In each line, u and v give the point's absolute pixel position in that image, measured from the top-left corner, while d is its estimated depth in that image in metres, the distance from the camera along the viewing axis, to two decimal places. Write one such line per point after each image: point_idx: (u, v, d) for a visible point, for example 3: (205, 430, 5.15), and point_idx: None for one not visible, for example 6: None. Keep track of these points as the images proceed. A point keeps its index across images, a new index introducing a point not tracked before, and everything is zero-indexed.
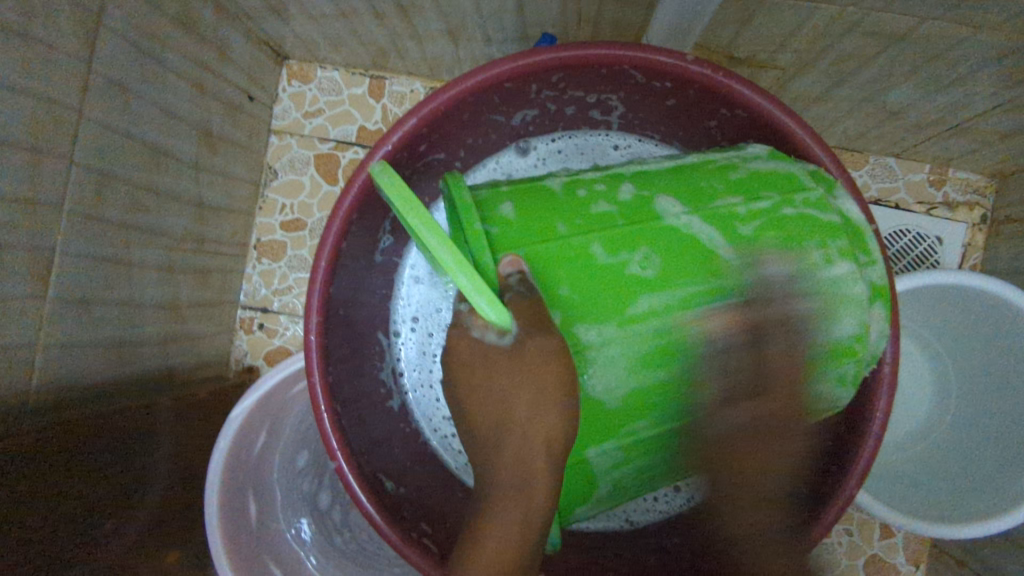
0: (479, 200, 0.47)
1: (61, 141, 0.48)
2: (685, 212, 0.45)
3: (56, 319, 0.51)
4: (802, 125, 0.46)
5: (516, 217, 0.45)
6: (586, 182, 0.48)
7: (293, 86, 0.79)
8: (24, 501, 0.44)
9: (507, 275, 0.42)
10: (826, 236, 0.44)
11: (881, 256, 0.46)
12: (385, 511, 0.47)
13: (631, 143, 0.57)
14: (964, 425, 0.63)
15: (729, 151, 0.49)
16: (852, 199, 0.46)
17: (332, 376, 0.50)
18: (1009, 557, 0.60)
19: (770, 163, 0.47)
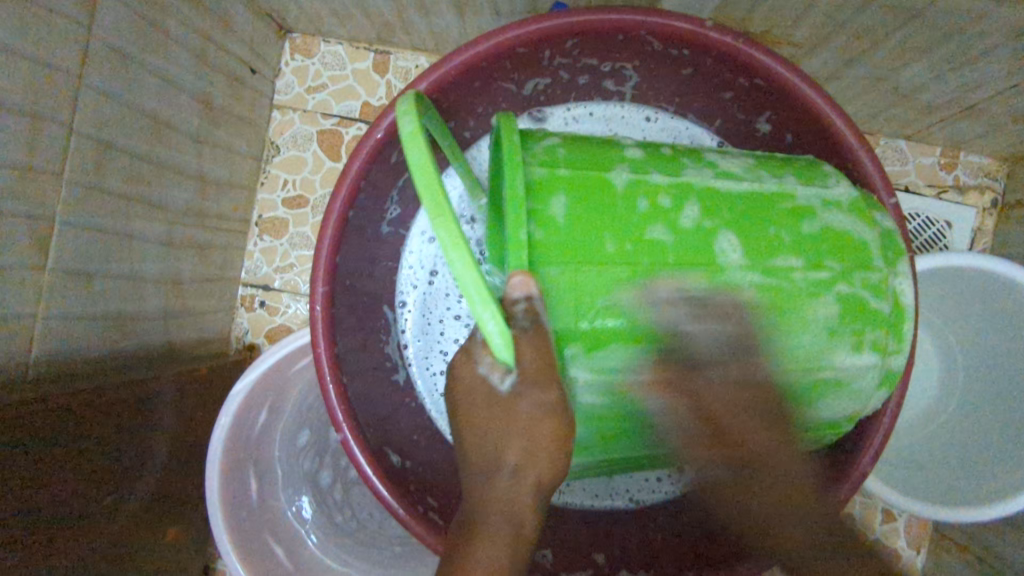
0: (531, 180, 0.41)
1: (61, 108, 0.47)
2: (745, 258, 0.40)
3: (56, 289, 0.50)
4: (869, 156, 0.45)
5: (566, 225, 0.40)
6: (652, 191, 0.42)
7: (295, 60, 0.78)
8: (24, 484, 0.45)
9: (516, 301, 0.37)
10: (877, 321, 0.42)
11: (908, 347, 0.44)
12: (390, 483, 0.47)
13: (660, 117, 0.55)
14: (972, 412, 0.63)
15: (812, 182, 0.44)
16: (910, 279, 0.44)
17: (340, 347, 0.49)
18: (1013, 543, 0.60)
19: (851, 221, 0.43)
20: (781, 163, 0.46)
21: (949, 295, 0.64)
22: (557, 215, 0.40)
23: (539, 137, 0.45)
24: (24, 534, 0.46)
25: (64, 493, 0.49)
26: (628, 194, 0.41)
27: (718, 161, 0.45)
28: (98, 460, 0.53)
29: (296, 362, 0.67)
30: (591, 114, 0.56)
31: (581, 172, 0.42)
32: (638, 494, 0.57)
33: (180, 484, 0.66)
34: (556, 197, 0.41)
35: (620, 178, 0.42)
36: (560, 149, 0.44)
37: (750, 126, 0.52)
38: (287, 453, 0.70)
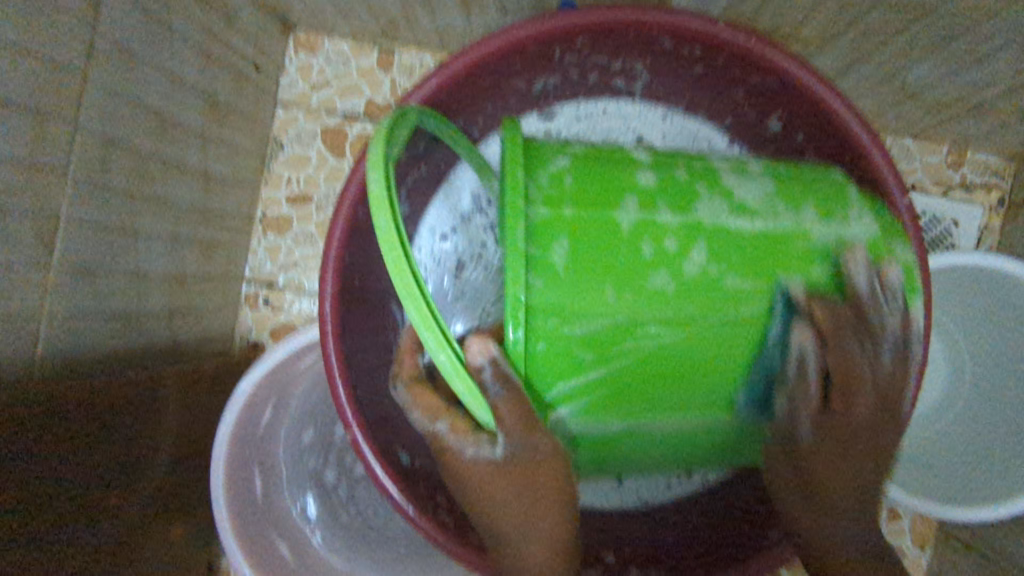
0: (531, 225, 0.39)
1: (66, 105, 0.47)
2: (748, 310, 0.40)
3: (61, 287, 0.50)
4: (880, 149, 0.45)
5: (568, 279, 0.39)
6: (659, 234, 0.40)
7: (299, 57, 0.77)
8: (32, 481, 0.45)
9: (481, 367, 0.36)
10: (880, 374, 0.41)
11: (911, 380, 0.44)
12: (398, 479, 0.47)
13: (674, 118, 0.54)
14: (980, 410, 0.62)
15: (832, 219, 0.42)
16: (920, 315, 0.43)
17: (348, 344, 0.50)
18: (1020, 542, 0.60)
19: (866, 266, 0.41)
20: (804, 183, 0.44)
21: (956, 295, 0.63)
22: (559, 264, 0.39)
23: (545, 163, 0.42)
24: (35, 529, 0.46)
25: (71, 490, 0.49)
26: (634, 241, 0.40)
27: (735, 187, 0.43)
28: (102, 457, 0.53)
29: (301, 360, 0.67)
30: (604, 113, 0.55)
31: (587, 212, 0.40)
32: (645, 493, 0.58)
33: (185, 481, 0.66)
34: (558, 243, 0.39)
35: (629, 220, 0.40)
36: (567, 180, 0.41)
37: (759, 126, 0.52)
38: (292, 450, 0.70)
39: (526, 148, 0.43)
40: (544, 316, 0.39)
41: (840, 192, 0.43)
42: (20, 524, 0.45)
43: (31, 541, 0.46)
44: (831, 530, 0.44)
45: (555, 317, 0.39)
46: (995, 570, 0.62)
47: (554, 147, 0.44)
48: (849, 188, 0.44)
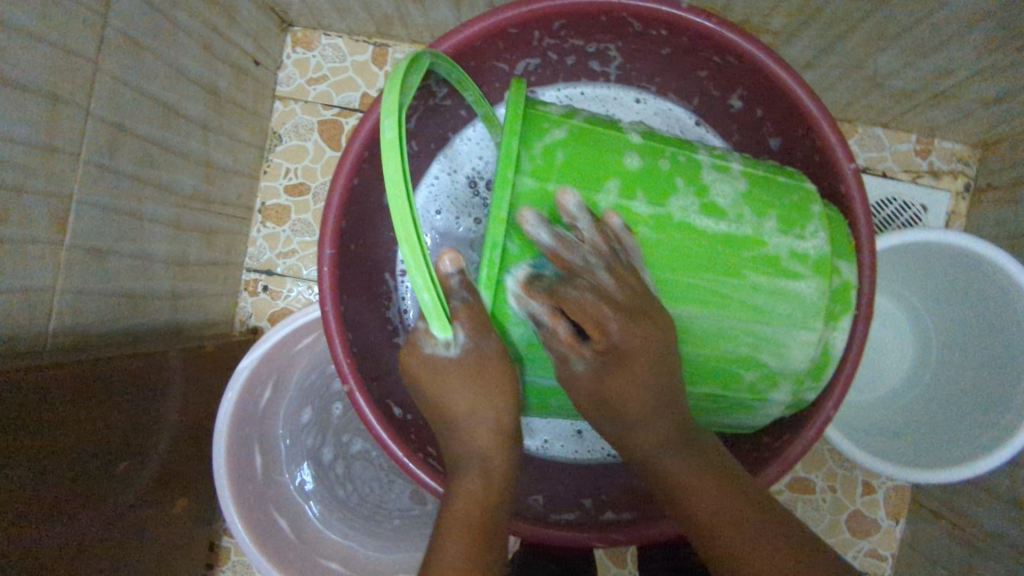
0: (517, 195, 0.43)
1: (79, 91, 0.50)
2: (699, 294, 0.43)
3: (73, 265, 0.53)
4: (851, 169, 0.48)
5: (543, 245, 0.42)
6: (631, 219, 0.43)
7: (297, 52, 0.81)
8: (47, 447, 0.48)
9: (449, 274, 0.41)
10: (800, 376, 0.45)
11: (827, 387, 0.48)
12: (393, 430, 0.49)
13: (648, 100, 0.58)
14: (946, 381, 0.66)
15: (792, 230, 0.45)
16: (846, 335, 0.47)
17: (345, 305, 0.52)
18: (986, 508, 0.63)
19: (810, 282, 0.44)
20: (777, 188, 0.46)
21: (923, 272, 0.67)
22: (535, 234, 0.42)
23: (542, 132, 0.44)
24: (43, 492, 0.49)
25: (80, 454, 0.52)
26: (605, 218, 0.42)
27: (711, 179, 0.45)
28: (111, 426, 0.55)
29: (299, 341, 0.69)
30: (583, 93, 0.59)
31: (572, 185, 0.43)
32: (619, 448, 0.57)
33: (188, 454, 0.68)
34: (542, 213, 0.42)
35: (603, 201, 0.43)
36: (558, 152, 0.43)
37: (724, 103, 0.55)
38: (291, 428, 0.73)
39: (528, 116, 0.44)
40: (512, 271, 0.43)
41: (806, 203, 0.46)
42: (28, 486, 0.47)
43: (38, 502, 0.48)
44: (688, 484, 0.40)
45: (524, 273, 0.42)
46: (965, 536, 0.65)
47: (558, 114, 0.46)
48: (817, 206, 0.46)
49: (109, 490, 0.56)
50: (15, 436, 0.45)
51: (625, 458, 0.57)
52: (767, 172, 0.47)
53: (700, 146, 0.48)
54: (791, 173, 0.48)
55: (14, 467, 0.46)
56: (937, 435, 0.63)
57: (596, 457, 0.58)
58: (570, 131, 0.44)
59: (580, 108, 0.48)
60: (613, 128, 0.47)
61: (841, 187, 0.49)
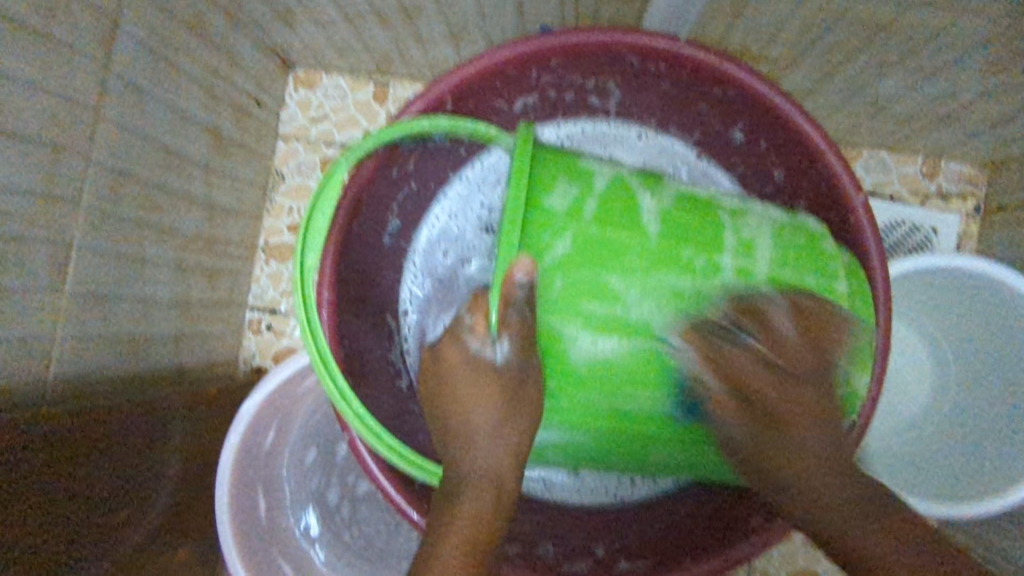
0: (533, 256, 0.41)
1: (79, 139, 0.50)
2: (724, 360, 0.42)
3: (73, 312, 0.52)
4: (860, 202, 0.47)
5: (579, 370, 0.42)
6: (644, 286, 0.42)
7: (299, 93, 0.81)
8: (44, 500, 0.47)
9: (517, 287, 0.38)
10: None
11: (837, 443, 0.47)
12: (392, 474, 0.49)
13: (650, 136, 0.58)
14: (965, 410, 0.64)
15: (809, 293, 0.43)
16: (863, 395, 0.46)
17: (345, 350, 0.51)
18: (1015, 542, 0.61)
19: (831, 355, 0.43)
20: (802, 254, 0.44)
21: (935, 296, 0.65)
22: (568, 360, 0.41)
23: (557, 188, 0.42)
24: (42, 545, 0.47)
25: (78, 505, 0.51)
26: (631, 337, 0.41)
27: (732, 265, 0.43)
28: (112, 474, 0.54)
29: (301, 383, 0.68)
30: (584, 132, 0.58)
31: (589, 308, 0.41)
32: (621, 490, 0.55)
33: (192, 499, 0.67)
34: (568, 333, 0.41)
35: (622, 317, 0.41)
36: (561, 279, 0.41)
37: (724, 136, 0.55)
38: (297, 471, 0.71)
39: (542, 163, 0.43)
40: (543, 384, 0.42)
41: (828, 262, 0.45)
42: (25, 541, 0.46)
43: (36, 558, 0.47)
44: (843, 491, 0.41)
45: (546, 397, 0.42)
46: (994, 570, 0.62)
47: (565, 210, 0.42)
48: (837, 283, 0.45)
49: (111, 541, 0.55)
50: (12, 489, 0.44)
51: (628, 499, 0.55)
52: (793, 238, 0.45)
53: (718, 206, 0.45)
54: (816, 233, 0.46)
55: (12, 522, 0.44)
56: (951, 467, 0.62)
57: (600, 498, 0.55)
58: (576, 244, 0.41)
59: (587, 177, 0.43)
60: (624, 210, 0.43)
61: (846, 209, 0.48)
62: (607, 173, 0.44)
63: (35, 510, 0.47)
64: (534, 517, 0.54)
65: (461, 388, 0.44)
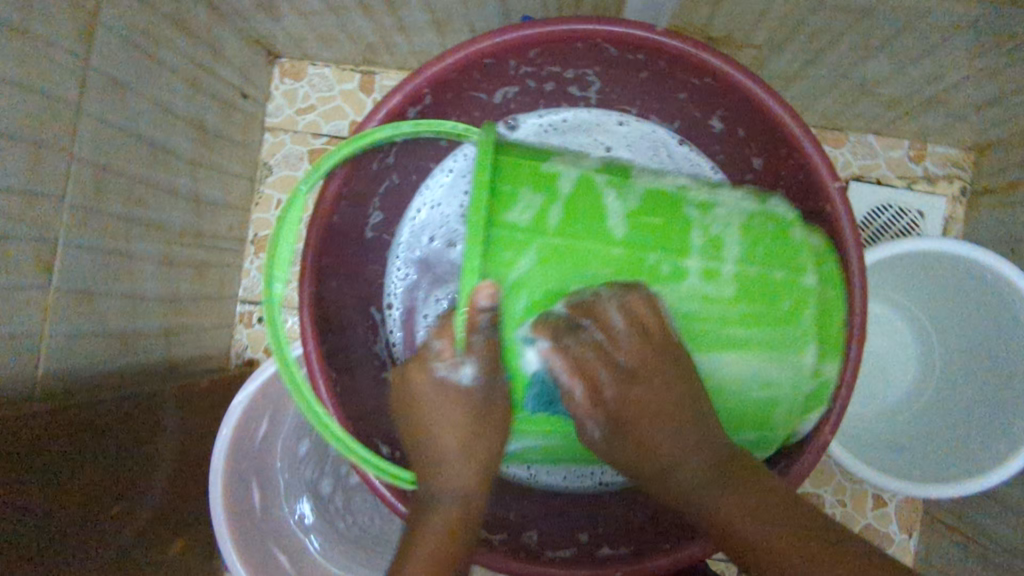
0: (495, 270, 0.42)
1: (61, 135, 0.50)
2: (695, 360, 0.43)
3: (60, 309, 0.53)
4: (838, 187, 0.47)
5: (544, 378, 0.43)
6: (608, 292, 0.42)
7: (284, 83, 0.81)
8: (38, 497, 0.48)
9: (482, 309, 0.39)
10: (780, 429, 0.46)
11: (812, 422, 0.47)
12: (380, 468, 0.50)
13: (630, 122, 0.58)
14: (949, 390, 0.65)
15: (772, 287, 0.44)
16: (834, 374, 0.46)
17: (330, 344, 0.52)
18: (998, 520, 0.62)
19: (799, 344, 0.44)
20: (769, 247, 0.45)
21: (922, 280, 0.65)
22: (529, 369, 0.43)
23: (516, 199, 0.43)
24: (32, 544, 0.47)
25: (68, 502, 0.51)
26: (594, 342, 0.43)
27: (696, 265, 0.44)
28: (102, 470, 0.54)
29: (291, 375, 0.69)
30: (565, 120, 0.58)
31: (553, 320, 0.42)
32: (606, 477, 0.56)
33: (187, 493, 0.68)
34: (535, 346, 0.42)
35: (585, 323, 0.43)
36: (525, 291, 0.42)
37: (706, 124, 0.54)
38: (289, 461, 0.72)
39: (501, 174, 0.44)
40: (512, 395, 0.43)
41: (795, 254, 0.45)
42: (15, 540, 0.46)
43: (29, 554, 0.47)
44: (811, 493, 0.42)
45: (519, 405, 0.44)
46: (977, 549, 0.63)
47: (528, 221, 0.43)
48: (807, 273, 0.45)
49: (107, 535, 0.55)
50: (8, 485, 0.45)
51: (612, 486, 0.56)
52: (760, 229, 0.45)
53: (684, 201, 0.45)
54: (787, 223, 0.46)
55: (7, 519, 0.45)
56: (941, 451, 0.62)
57: (584, 485, 0.56)
58: (538, 258, 0.42)
59: (550, 183, 0.44)
60: (588, 213, 0.44)
61: (822, 189, 0.48)
62: (572, 175, 0.45)
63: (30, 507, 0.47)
64: (518, 503, 0.55)
65: (428, 405, 0.44)
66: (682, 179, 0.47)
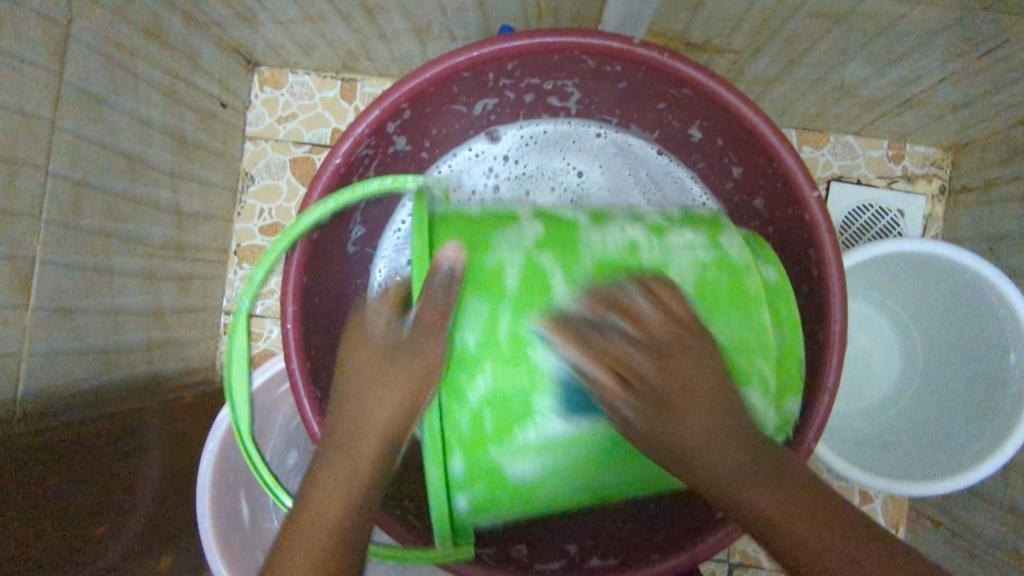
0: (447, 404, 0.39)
1: (36, 152, 0.49)
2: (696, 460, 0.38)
3: (38, 328, 0.52)
4: (812, 194, 0.48)
5: (524, 488, 0.41)
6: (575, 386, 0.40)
7: (264, 92, 0.80)
8: (24, 516, 0.47)
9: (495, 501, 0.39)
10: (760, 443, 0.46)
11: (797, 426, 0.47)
12: None
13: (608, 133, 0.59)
14: (935, 385, 0.65)
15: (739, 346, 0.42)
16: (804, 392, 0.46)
17: (315, 360, 0.51)
18: (981, 515, 0.63)
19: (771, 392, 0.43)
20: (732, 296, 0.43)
21: (901, 279, 0.66)
22: (511, 481, 0.40)
23: (463, 308, 0.40)
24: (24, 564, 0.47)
25: (55, 522, 0.50)
26: (563, 450, 0.40)
27: None
28: (88, 488, 0.54)
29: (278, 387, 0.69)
30: (546, 132, 0.60)
31: (524, 436, 0.39)
32: None
33: (174, 508, 0.67)
34: (508, 460, 0.39)
35: (552, 433, 0.39)
36: (488, 413, 0.39)
37: (684, 133, 0.55)
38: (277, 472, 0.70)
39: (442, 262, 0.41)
40: (457, 496, 0.40)
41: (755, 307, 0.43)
42: (7, 560, 0.45)
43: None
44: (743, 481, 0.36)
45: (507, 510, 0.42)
46: (964, 543, 0.64)
47: (477, 334, 0.40)
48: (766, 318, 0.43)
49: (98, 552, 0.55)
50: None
51: None
52: (715, 279, 0.43)
53: (635, 264, 0.43)
54: (741, 268, 0.44)
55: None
56: (926, 448, 0.63)
57: None
58: (494, 375, 0.39)
59: (496, 284, 0.41)
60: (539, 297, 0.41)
61: (797, 194, 0.49)
62: (516, 263, 0.42)
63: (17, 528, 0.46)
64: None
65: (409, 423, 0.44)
66: (631, 229, 0.45)
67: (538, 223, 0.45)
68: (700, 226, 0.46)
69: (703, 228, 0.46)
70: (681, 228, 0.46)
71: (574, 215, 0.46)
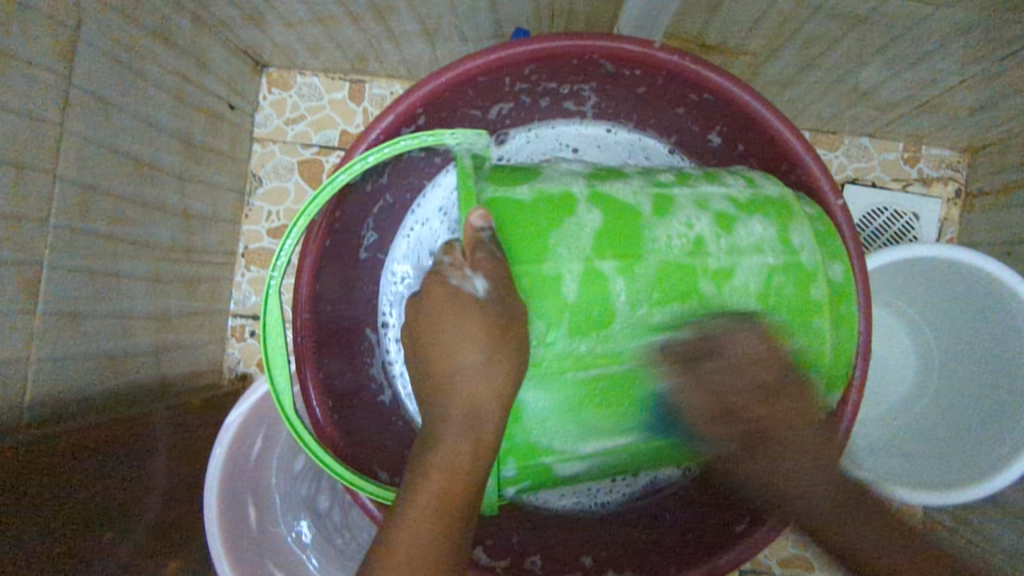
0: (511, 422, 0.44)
1: (43, 157, 0.49)
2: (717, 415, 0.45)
3: (46, 334, 0.51)
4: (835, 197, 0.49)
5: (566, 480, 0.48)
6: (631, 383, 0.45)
7: (273, 93, 0.79)
8: (37, 520, 0.47)
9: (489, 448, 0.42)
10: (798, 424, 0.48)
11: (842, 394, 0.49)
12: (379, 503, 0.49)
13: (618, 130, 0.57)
14: (953, 392, 0.65)
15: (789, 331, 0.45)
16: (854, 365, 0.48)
17: (325, 369, 0.52)
18: (997, 523, 0.62)
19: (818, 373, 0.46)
20: (790, 289, 0.45)
21: (917, 285, 0.65)
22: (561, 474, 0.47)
23: (539, 313, 0.42)
24: (24, 559, 0.45)
25: (65, 517, 0.50)
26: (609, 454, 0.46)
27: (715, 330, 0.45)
28: (101, 491, 0.54)
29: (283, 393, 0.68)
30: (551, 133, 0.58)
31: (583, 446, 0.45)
32: (601, 496, 0.56)
33: (184, 512, 0.67)
34: (559, 465, 0.46)
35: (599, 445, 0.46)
36: (544, 428, 0.44)
37: (702, 139, 0.54)
38: (285, 479, 0.71)
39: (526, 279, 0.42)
40: (506, 488, 0.47)
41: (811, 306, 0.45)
42: (19, 555, 0.45)
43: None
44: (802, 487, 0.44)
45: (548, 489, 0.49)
46: (979, 552, 0.63)
47: (543, 350, 0.43)
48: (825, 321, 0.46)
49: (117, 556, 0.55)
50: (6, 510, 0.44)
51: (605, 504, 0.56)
52: (780, 285, 0.45)
53: (704, 269, 0.44)
54: (807, 276, 0.45)
55: (10, 543, 0.44)
56: (945, 453, 0.62)
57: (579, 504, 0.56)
58: (556, 397, 0.44)
59: (558, 293, 0.43)
60: (604, 304, 0.43)
61: (816, 191, 0.49)
62: (575, 270, 0.43)
63: (31, 532, 0.46)
64: (521, 523, 0.54)
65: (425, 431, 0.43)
66: (698, 222, 0.45)
67: (597, 208, 0.45)
68: (767, 214, 0.47)
69: (770, 218, 0.46)
70: (749, 216, 0.46)
71: (638, 198, 0.46)
